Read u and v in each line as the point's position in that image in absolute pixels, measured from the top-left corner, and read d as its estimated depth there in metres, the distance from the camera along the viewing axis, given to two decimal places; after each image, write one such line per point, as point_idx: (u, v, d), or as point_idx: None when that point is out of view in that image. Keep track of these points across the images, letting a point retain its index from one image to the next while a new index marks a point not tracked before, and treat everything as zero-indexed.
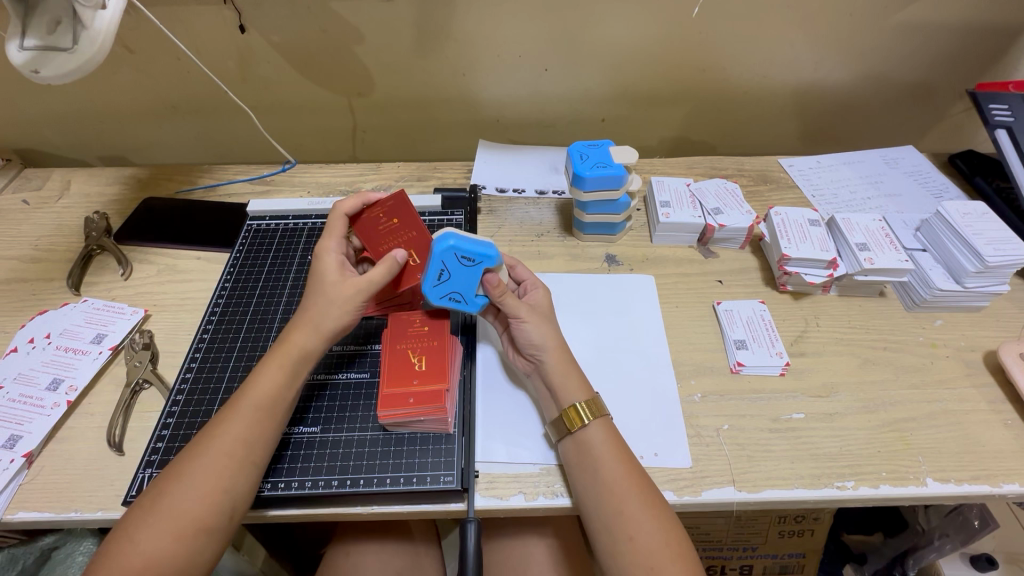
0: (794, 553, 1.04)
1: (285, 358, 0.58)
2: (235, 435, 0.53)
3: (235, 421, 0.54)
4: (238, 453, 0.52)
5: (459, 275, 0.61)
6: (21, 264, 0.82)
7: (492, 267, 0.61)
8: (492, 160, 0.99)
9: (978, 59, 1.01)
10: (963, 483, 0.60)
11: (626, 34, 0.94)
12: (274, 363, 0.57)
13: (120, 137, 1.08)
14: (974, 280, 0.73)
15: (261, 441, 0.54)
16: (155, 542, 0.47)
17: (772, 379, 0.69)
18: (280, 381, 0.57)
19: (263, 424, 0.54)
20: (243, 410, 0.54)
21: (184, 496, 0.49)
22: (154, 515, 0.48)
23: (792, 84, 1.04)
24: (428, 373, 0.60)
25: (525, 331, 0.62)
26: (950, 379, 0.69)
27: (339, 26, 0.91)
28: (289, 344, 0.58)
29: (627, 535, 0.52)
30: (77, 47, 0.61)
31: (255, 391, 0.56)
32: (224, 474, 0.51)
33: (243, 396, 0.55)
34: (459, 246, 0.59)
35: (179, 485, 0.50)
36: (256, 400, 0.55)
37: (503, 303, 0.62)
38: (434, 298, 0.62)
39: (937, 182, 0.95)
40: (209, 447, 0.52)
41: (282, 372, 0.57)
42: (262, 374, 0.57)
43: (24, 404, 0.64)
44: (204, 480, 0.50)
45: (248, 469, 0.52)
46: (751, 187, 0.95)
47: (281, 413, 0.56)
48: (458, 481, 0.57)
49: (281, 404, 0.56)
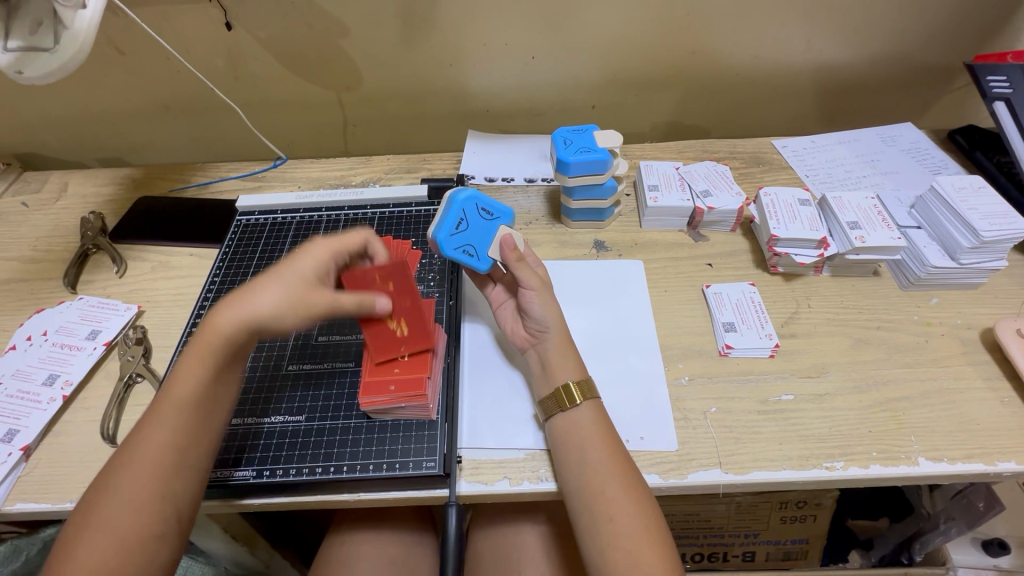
0: (796, 539, 1.03)
1: (206, 351, 0.54)
2: (157, 440, 0.51)
3: (156, 426, 0.52)
4: (167, 457, 0.51)
5: (478, 227, 0.65)
6: (19, 264, 0.84)
7: (506, 226, 0.67)
8: (481, 150, 0.99)
9: (978, 31, 0.99)
10: (957, 462, 0.59)
11: (613, 18, 0.93)
12: (193, 357, 0.54)
13: (117, 139, 1.10)
14: (970, 256, 0.71)
15: (189, 438, 0.52)
16: (96, 556, 0.47)
17: (762, 361, 0.68)
18: (200, 376, 0.54)
19: (187, 421, 0.53)
20: (165, 413, 0.52)
21: (117, 508, 0.48)
22: (89, 528, 0.48)
23: (786, 64, 1.02)
24: (410, 361, 0.60)
25: (533, 301, 0.62)
26: (945, 357, 0.67)
27: (323, 20, 0.91)
28: (206, 336, 0.54)
29: (608, 516, 0.52)
30: (58, 47, 0.62)
31: (175, 390, 0.53)
32: (153, 480, 0.50)
33: (166, 393, 0.53)
34: (480, 200, 0.66)
35: (109, 496, 0.49)
36: (177, 401, 0.53)
37: (515, 268, 0.63)
38: (449, 248, 0.63)
39: (936, 158, 0.92)
40: (134, 455, 0.50)
41: (202, 366, 0.54)
42: (181, 370, 0.54)
43: (21, 399, 0.66)
44: (134, 487, 0.49)
45: (182, 472, 0.51)
46: (743, 170, 0.93)
47: (207, 408, 0.54)
48: (441, 466, 0.57)
49: (205, 399, 0.54)
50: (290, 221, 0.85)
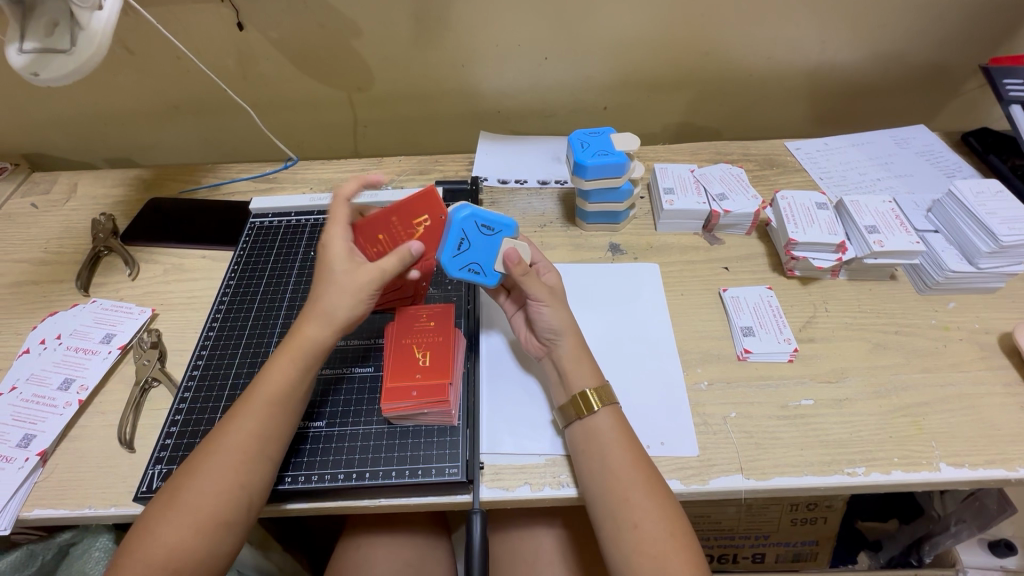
0: (806, 541, 1.03)
1: (297, 352, 0.57)
2: (246, 430, 0.53)
3: (248, 417, 0.54)
4: (251, 448, 0.52)
5: (479, 244, 0.62)
6: (31, 267, 0.83)
7: (511, 238, 0.63)
8: (493, 152, 0.98)
9: (992, 33, 0.98)
10: (978, 468, 0.59)
11: (627, 20, 0.92)
12: (285, 357, 0.57)
13: (126, 139, 1.09)
14: (988, 260, 0.71)
15: (277, 434, 0.54)
16: (173, 536, 0.48)
17: (781, 366, 0.68)
18: (291, 375, 0.56)
19: (277, 419, 0.55)
20: (256, 406, 0.54)
21: (202, 490, 0.50)
22: (171, 508, 0.49)
23: (799, 65, 1.02)
24: (432, 368, 0.60)
25: (541, 313, 0.62)
26: (964, 362, 0.67)
27: (336, 20, 0.91)
28: (299, 337, 0.57)
29: (633, 523, 0.51)
30: (75, 48, 0.61)
31: (267, 385, 0.55)
32: (239, 469, 0.51)
33: (255, 389, 0.56)
34: (478, 215, 0.61)
35: (196, 478, 0.50)
36: (267, 397, 0.55)
37: (522, 283, 0.61)
38: (453, 269, 0.63)
39: (950, 161, 0.92)
40: (224, 443, 0.52)
41: (292, 366, 0.56)
42: (273, 368, 0.56)
43: (37, 404, 0.65)
44: (222, 474, 0.51)
45: (262, 463, 0.53)
46: (757, 172, 0.93)
47: (294, 409, 0.56)
48: (463, 473, 0.57)
49: (294, 399, 0.56)
50: (304, 223, 0.85)
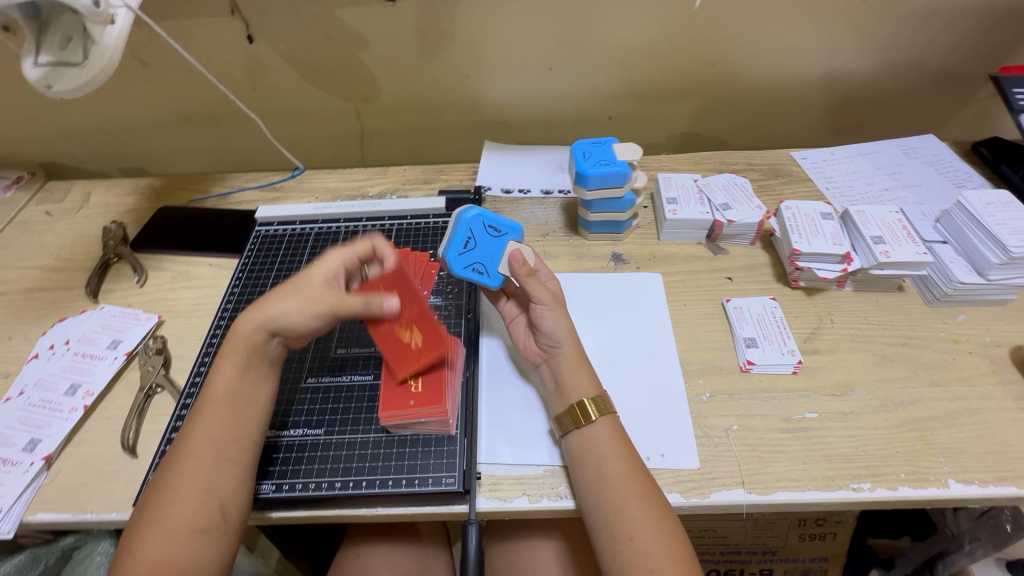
0: (815, 557, 1.01)
1: (235, 353, 0.57)
2: (201, 437, 0.53)
3: (200, 424, 0.54)
4: (210, 452, 0.53)
5: (485, 244, 0.64)
6: (42, 274, 0.85)
7: (516, 240, 0.66)
8: (497, 161, 0.99)
9: (1001, 43, 0.97)
10: (988, 485, 0.57)
11: (630, 30, 0.93)
12: (226, 360, 0.57)
13: (138, 148, 1.12)
14: (998, 272, 0.70)
15: (229, 434, 0.54)
16: (154, 550, 0.48)
17: (785, 378, 0.67)
18: (232, 375, 0.56)
19: (226, 419, 0.55)
20: (204, 411, 0.55)
21: (169, 503, 0.50)
22: (145, 525, 0.49)
23: (804, 75, 1.02)
24: (428, 387, 0.59)
25: (545, 318, 0.61)
26: (974, 376, 0.66)
27: (344, 32, 0.92)
28: (237, 336, 0.58)
29: (629, 536, 0.51)
30: (88, 61, 0.63)
31: (210, 391, 0.56)
32: (203, 473, 0.51)
33: (202, 398, 0.56)
34: (485, 216, 0.65)
35: (163, 493, 0.51)
36: (213, 400, 0.55)
37: (526, 284, 0.62)
38: (460, 266, 0.62)
39: (959, 171, 0.91)
40: (182, 452, 0.53)
41: (232, 367, 0.57)
42: (216, 374, 0.57)
43: (43, 408, 0.66)
44: (186, 482, 0.51)
45: (225, 464, 0.53)
46: (762, 182, 0.93)
47: (243, 404, 0.56)
48: (460, 483, 0.57)
49: (246, 395, 0.56)
50: (309, 232, 0.86)
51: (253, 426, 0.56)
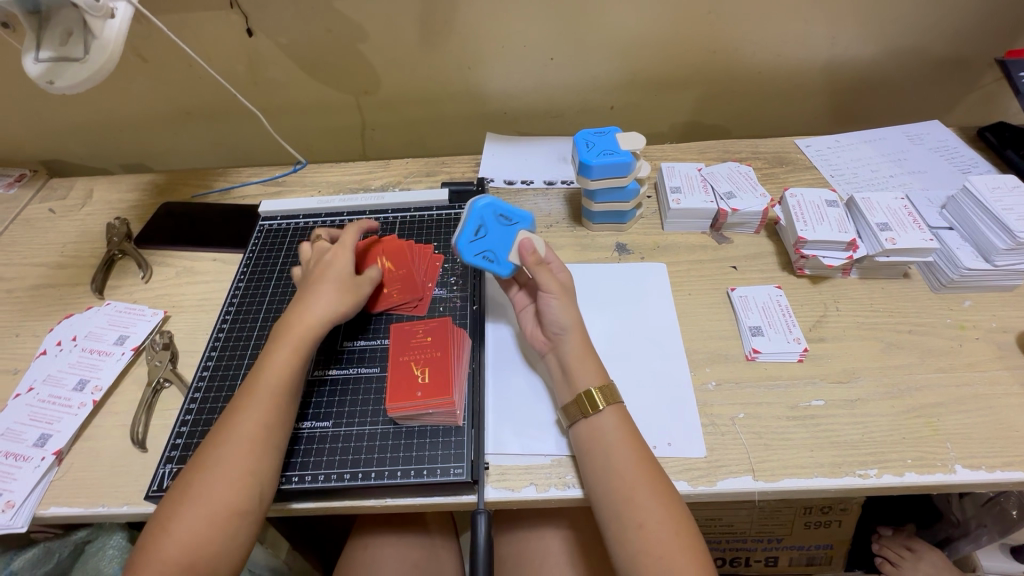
0: (821, 544, 1.01)
1: (295, 342, 0.59)
2: (254, 420, 0.54)
3: (254, 407, 0.55)
4: (260, 437, 0.53)
5: (497, 234, 0.65)
6: (48, 270, 0.85)
7: (527, 230, 0.67)
8: (500, 153, 0.98)
9: (1009, 25, 0.96)
10: (995, 470, 0.57)
11: (632, 18, 0.92)
12: (284, 348, 0.58)
13: (140, 144, 1.11)
14: (1005, 257, 0.70)
15: (280, 422, 0.55)
16: (192, 528, 0.48)
17: (791, 366, 0.67)
18: (291, 364, 0.58)
19: (281, 407, 0.56)
20: (258, 395, 0.55)
21: (214, 481, 0.50)
22: (186, 500, 0.50)
23: (808, 62, 1.01)
24: (431, 385, 0.59)
25: (550, 306, 0.61)
26: (980, 362, 0.66)
27: (344, 25, 0.92)
28: (297, 328, 0.60)
29: (639, 523, 0.51)
30: (89, 56, 0.62)
31: (269, 376, 0.56)
32: (252, 455, 0.52)
33: (255, 383, 0.56)
34: (497, 206, 0.66)
35: (209, 468, 0.51)
36: (271, 386, 0.56)
37: (535, 272, 0.62)
38: (470, 253, 0.64)
39: (965, 156, 0.90)
40: (232, 433, 0.53)
41: (293, 355, 0.58)
42: (273, 360, 0.58)
43: (52, 404, 0.67)
44: (233, 463, 0.51)
45: (272, 450, 0.54)
46: (766, 170, 0.92)
47: (296, 395, 0.57)
48: (468, 473, 0.57)
49: (298, 387, 0.58)
50: (312, 226, 0.86)
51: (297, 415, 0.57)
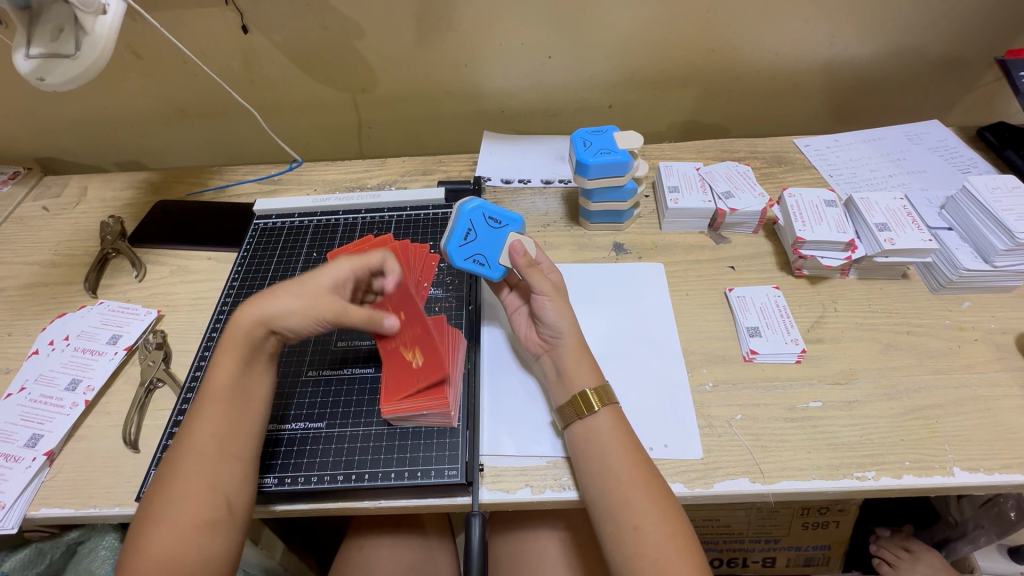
0: (819, 545, 1.01)
1: (236, 348, 0.56)
2: (205, 431, 0.53)
3: (203, 420, 0.53)
4: (215, 447, 0.52)
5: (487, 236, 0.64)
6: (41, 269, 0.84)
7: (517, 232, 0.65)
8: (497, 152, 0.98)
9: (1009, 25, 0.95)
10: (994, 472, 0.57)
11: (631, 17, 0.91)
12: (227, 356, 0.56)
13: (136, 142, 1.11)
14: (1004, 258, 0.69)
15: (232, 429, 0.54)
16: (159, 550, 0.47)
17: (788, 367, 0.66)
18: (233, 369, 0.56)
19: (230, 415, 0.54)
20: (207, 406, 0.54)
21: (174, 499, 0.49)
22: (149, 523, 0.49)
23: (807, 61, 1.00)
24: (426, 384, 0.59)
25: (545, 308, 0.61)
26: (979, 363, 0.65)
27: (340, 22, 0.91)
28: (238, 334, 0.57)
29: (634, 525, 0.50)
30: (80, 52, 0.62)
31: (212, 387, 0.55)
32: (207, 467, 0.51)
33: (203, 395, 0.55)
34: (486, 208, 0.65)
35: (168, 488, 0.50)
36: (215, 396, 0.54)
37: (528, 275, 0.61)
38: (460, 258, 0.63)
39: (965, 156, 0.90)
40: (185, 450, 0.52)
41: (234, 361, 0.56)
42: (217, 369, 0.56)
43: (44, 404, 0.66)
44: (191, 478, 0.50)
45: (230, 458, 0.52)
46: (764, 170, 0.91)
47: (246, 400, 0.56)
48: (463, 475, 0.57)
49: (248, 392, 0.56)
50: (307, 225, 0.85)
51: (252, 420, 0.56)
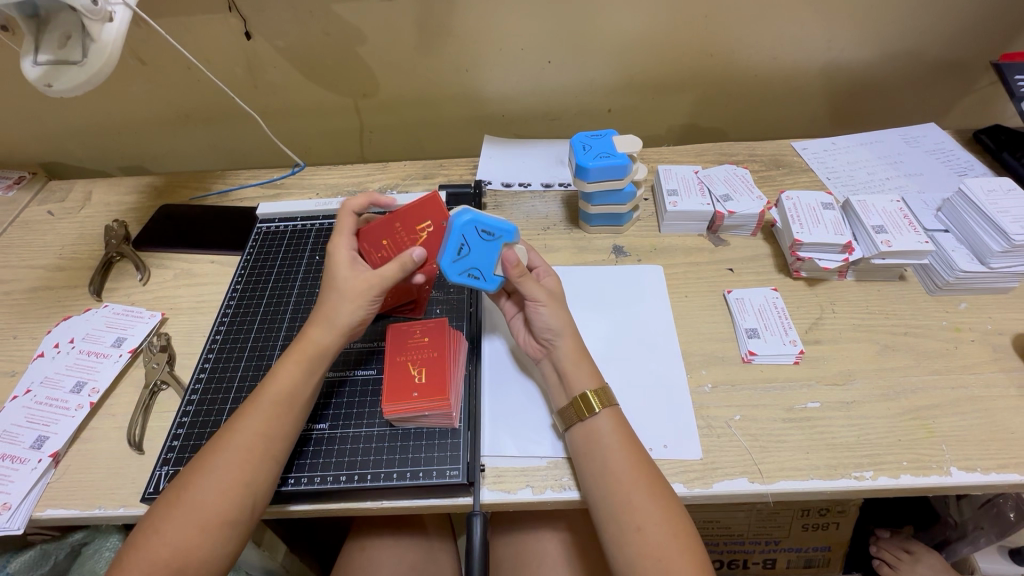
0: (819, 546, 1.01)
1: (303, 354, 0.58)
2: (255, 429, 0.54)
3: (256, 417, 0.54)
4: (259, 447, 0.53)
5: (480, 250, 0.62)
6: (46, 273, 0.85)
7: (510, 244, 0.63)
8: (498, 155, 0.99)
9: (1005, 28, 0.96)
10: (990, 472, 0.57)
11: (630, 22, 0.92)
12: (291, 361, 0.58)
13: (140, 147, 1.12)
14: (1000, 260, 0.70)
15: (280, 435, 0.55)
16: (180, 537, 0.48)
17: (787, 368, 0.67)
18: (297, 376, 0.57)
19: (282, 420, 0.55)
20: (262, 405, 0.55)
21: (207, 488, 0.50)
22: (176, 508, 0.50)
23: (804, 65, 1.01)
24: (427, 385, 0.59)
25: (539, 314, 0.61)
26: (976, 363, 0.66)
27: (342, 28, 0.92)
28: (306, 340, 0.59)
29: (635, 526, 0.51)
30: (86, 59, 0.63)
31: (273, 388, 0.56)
32: (245, 466, 0.52)
33: (263, 391, 0.56)
34: (479, 221, 0.61)
35: (203, 475, 0.51)
36: (274, 398, 0.56)
37: (521, 284, 0.61)
38: (453, 274, 0.63)
39: (962, 159, 0.90)
40: (231, 442, 0.53)
41: (299, 368, 0.58)
42: (281, 371, 0.58)
43: (50, 406, 0.67)
44: (227, 473, 0.51)
45: (268, 462, 0.53)
46: (763, 173, 0.92)
47: (300, 409, 0.57)
48: (465, 475, 0.57)
49: (303, 401, 0.57)
50: (310, 228, 0.86)
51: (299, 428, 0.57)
